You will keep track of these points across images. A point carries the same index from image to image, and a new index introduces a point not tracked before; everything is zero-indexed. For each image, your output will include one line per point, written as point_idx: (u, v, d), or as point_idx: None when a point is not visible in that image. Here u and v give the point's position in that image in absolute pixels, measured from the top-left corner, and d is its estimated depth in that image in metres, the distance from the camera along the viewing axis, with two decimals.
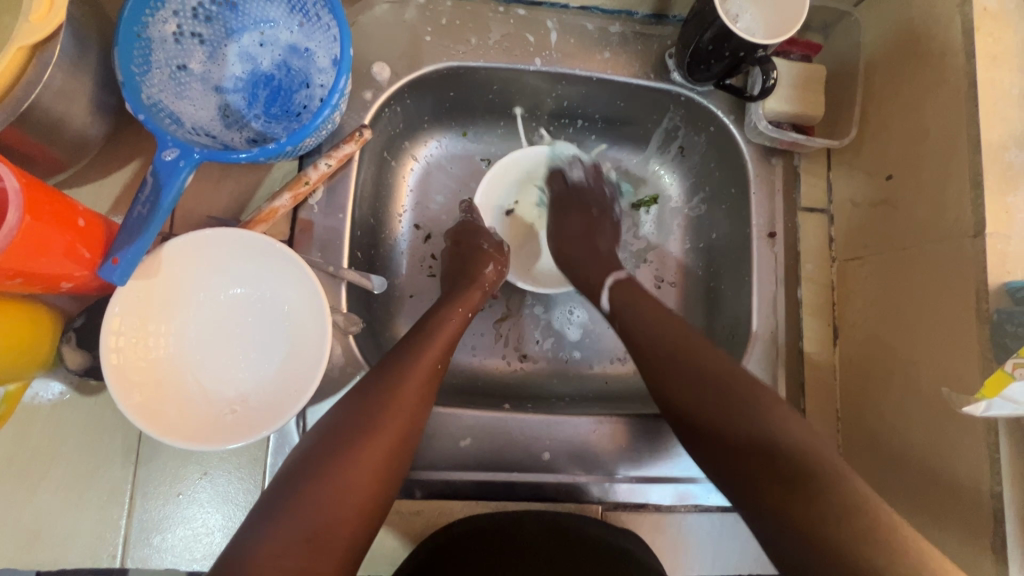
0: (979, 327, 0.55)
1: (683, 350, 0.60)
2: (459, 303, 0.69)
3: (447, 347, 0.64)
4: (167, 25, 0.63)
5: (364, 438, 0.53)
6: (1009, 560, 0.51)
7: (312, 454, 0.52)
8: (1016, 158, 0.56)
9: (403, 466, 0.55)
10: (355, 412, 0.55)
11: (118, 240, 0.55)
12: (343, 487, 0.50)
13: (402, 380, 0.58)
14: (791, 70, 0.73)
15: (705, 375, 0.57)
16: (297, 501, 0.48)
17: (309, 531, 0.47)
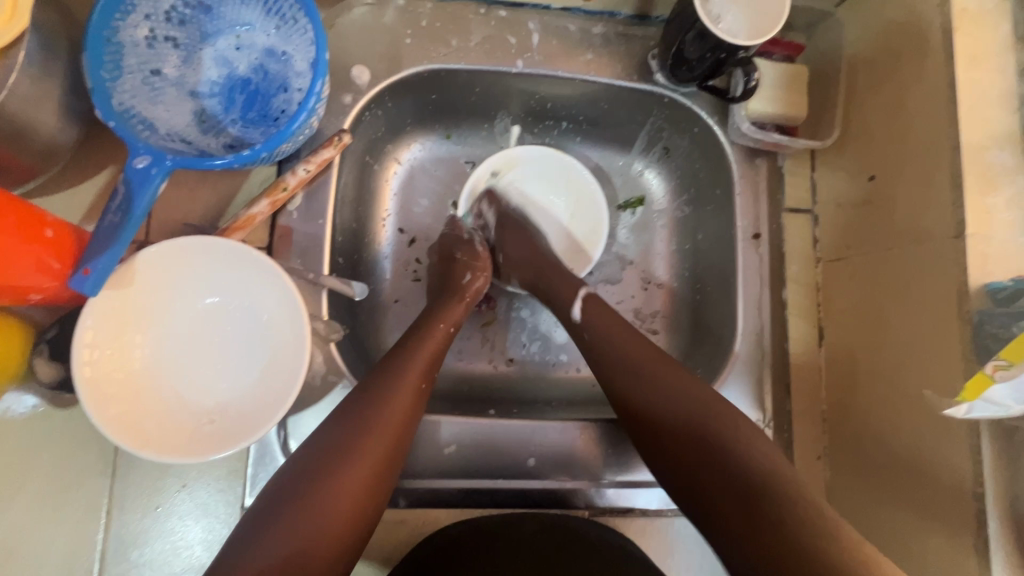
0: (961, 328, 0.55)
1: (654, 379, 0.59)
2: (442, 318, 0.67)
3: (432, 363, 0.63)
4: (139, 29, 0.61)
5: (344, 461, 0.52)
6: (992, 562, 0.51)
7: (291, 479, 0.51)
8: (996, 158, 0.56)
9: (386, 489, 0.54)
10: (336, 434, 0.53)
11: (88, 250, 0.54)
12: (322, 512, 0.49)
13: (386, 400, 0.56)
14: (774, 71, 0.73)
15: (676, 402, 0.57)
16: (272, 531, 0.47)
17: (287, 559, 0.46)
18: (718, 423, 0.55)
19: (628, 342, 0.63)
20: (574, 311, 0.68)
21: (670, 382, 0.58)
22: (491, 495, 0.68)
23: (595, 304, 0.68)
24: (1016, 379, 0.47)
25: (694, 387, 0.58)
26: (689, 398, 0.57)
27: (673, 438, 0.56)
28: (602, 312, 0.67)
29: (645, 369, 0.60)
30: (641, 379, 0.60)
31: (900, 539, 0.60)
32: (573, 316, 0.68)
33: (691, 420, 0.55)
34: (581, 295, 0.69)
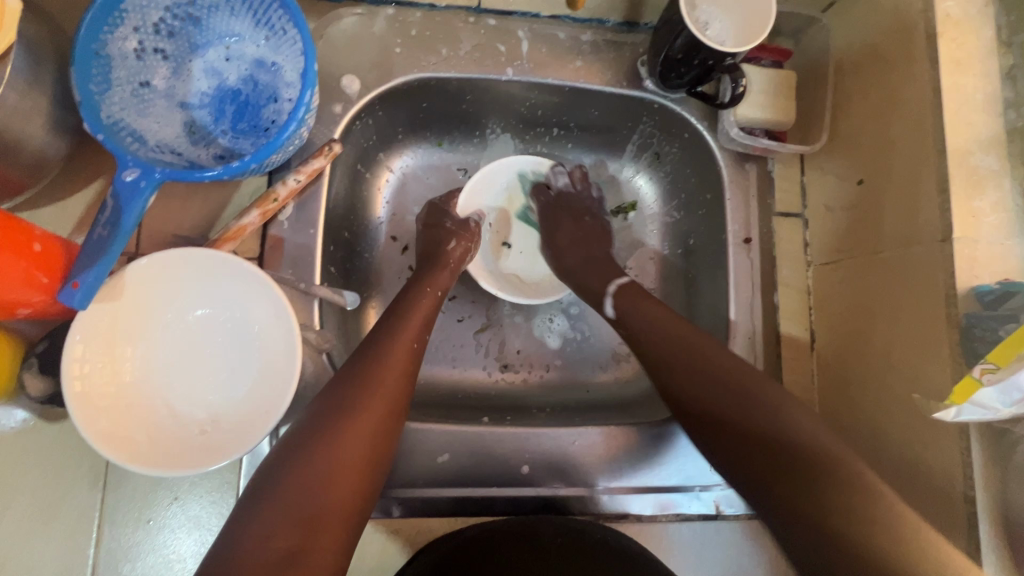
0: (950, 331, 0.55)
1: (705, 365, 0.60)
2: (431, 282, 0.70)
3: (424, 324, 0.65)
4: (127, 41, 0.61)
5: (347, 416, 0.53)
6: (983, 564, 0.51)
7: (295, 440, 0.51)
8: (980, 162, 0.56)
9: (390, 444, 0.55)
10: (334, 397, 0.54)
11: (77, 263, 0.54)
12: (330, 468, 0.50)
13: (383, 359, 0.58)
14: (762, 76, 0.74)
15: (724, 388, 0.58)
16: (284, 484, 0.48)
17: (302, 511, 0.47)
18: (769, 406, 0.55)
19: (671, 324, 0.65)
20: (607, 308, 0.71)
21: (720, 367, 0.59)
22: (484, 503, 0.67)
23: (629, 294, 0.70)
24: (1003, 382, 0.47)
25: (747, 372, 0.59)
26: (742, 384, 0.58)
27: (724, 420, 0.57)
28: (634, 298, 0.70)
29: (698, 355, 0.61)
30: (690, 366, 0.61)
31: None
32: (607, 313, 0.72)
33: (746, 401, 0.56)
34: (610, 291, 0.72)
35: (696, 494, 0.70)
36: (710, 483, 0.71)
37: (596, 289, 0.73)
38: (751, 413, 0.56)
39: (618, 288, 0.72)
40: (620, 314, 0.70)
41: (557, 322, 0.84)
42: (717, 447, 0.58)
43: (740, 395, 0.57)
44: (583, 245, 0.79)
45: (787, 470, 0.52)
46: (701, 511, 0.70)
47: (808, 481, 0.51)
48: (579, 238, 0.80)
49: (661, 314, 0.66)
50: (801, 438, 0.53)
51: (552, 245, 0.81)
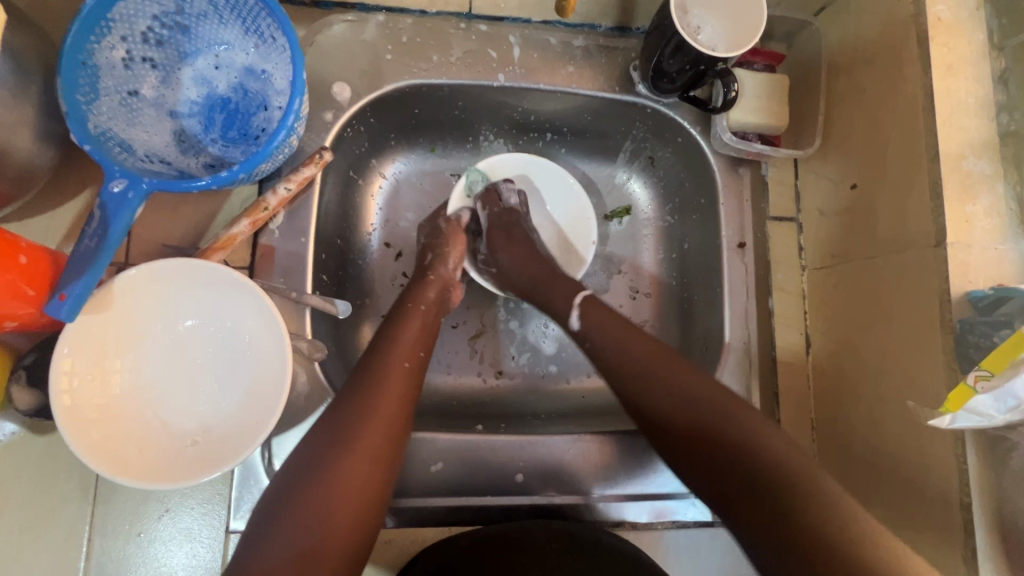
0: (944, 337, 0.54)
1: (668, 382, 0.57)
2: (419, 298, 0.68)
3: (417, 342, 0.63)
4: (115, 51, 0.61)
5: (343, 449, 0.52)
6: (980, 571, 0.51)
7: (293, 475, 0.52)
8: (972, 166, 0.56)
9: (390, 471, 0.54)
10: (328, 427, 0.54)
11: (64, 275, 0.53)
12: (326, 503, 0.50)
13: (378, 385, 0.57)
14: (754, 81, 0.73)
15: (691, 409, 0.55)
16: (281, 524, 0.48)
17: (301, 550, 0.47)
18: (738, 429, 0.53)
19: (636, 342, 0.61)
20: (573, 320, 0.66)
21: (687, 386, 0.56)
22: (479, 512, 0.67)
23: (593, 308, 0.66)
24: (997, 390, 0.46)
25: (719, 392, 0.56)
26: (707, 405, 0.55)
27: (690, 439, 0.55)
28: (599, 312, 0.65)
29: (659, 371, 0.58)
30: (654, 386, 0.58)
31: None
32: (572, 326, 0.66)
33: (713, 426, 0.54)
34: (576, 304, 0.66)
35: (692, 502, 0.70)
36: None
37: (562, 303, 0.67)
38: (717, 435, 0.53)
39: (586, 298, 0.67)
40: (585, 328, 0.65)
41: (552, 328, 0.83)
42: (688, 468, 0.55)
43: (709, 419, 0.54)
44: (538, 258, 0.73)
45: (748, 495, 0.50)
46: (696, 518, 0.70)
47: (777, 510, 0.49)
48: (530, 253, 0.73)
49: (628, 328, 0.63)
50: (769, 463, 0.51)
51: (502, 264, 0.74)
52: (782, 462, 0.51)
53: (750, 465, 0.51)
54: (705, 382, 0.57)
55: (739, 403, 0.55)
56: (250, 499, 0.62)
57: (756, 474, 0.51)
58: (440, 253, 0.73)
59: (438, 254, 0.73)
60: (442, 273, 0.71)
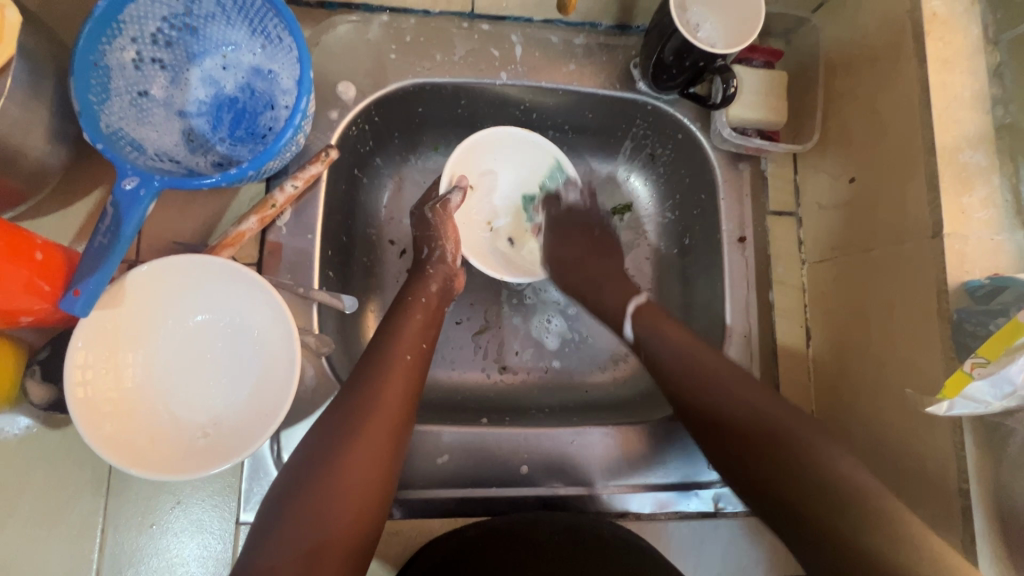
0: (942, 326, 0.55)
1: (737, 400, 0.58)
2: (419, 292, 0.69)
3: (419, 335, 0.65)
4: (126, 52, 0.62)
5: (348, 440, 0.54)
6: (978, 556, 0.51)
7: (298, 468, 0.53)
8: (969, 158, 0.57)
9: (395, 461, 0.56)
10: (333, 420, 0.56)
11: (79, 271, 0.55)
12: (333, 495, 0.51)
13: (382, 377, 0.59)
14: (753, 77, 0.74)
15: (760, 423, 0.56)
16: (288, 515, 0.50)
17: (308, 540, 0.49)
18: (810, 447, 0.53)
19: (700, 357, 0.62)
20: (626, 329, 0.70)
21: (753, 404, 0.57)
22: (485, 504, 0.68)
23: (648, 316, 0.69)
24: (994, 376, 0.47)
25: (788, 410, 0.56)
26: (776, 422, 0.56)
27: (756, 454, 0.55)
28: (651, 329, 0.68)
29: (726, 388, 0.59)
30: (718, 402, 0.59)
31: None
32: (626, 335, 0.70)
33: (783, 442, 0.54)
34: (631, 311, 0.71)
35: (694, 493, 0.71)
36: (709, 481, 0.71)
37: (616, 307, 0.72)
38: (788, 452, 0.53)
39: (639, 306, 0.71)
40: (641, 336, 0.68)
41: (555, 323, 0.85)
42: (749, 485, 0.56)
43: (779, 436, 0.55)
44: (597, 258, 0.78)
45: (818, 513, 0.51)
46: (700, 509, 0.71)
47: (851, 528, 0.49)
48: (593, 251, 0.78)
49: (680, 339, 0.65)
50: (840, 480, 0.51)
51: (559, 261, 0.79)
52: (852, 479, 0.51)
53: (819, 483, 0.51)
54: (772, 400, 0.57)
55: (806, 421, 0.55)
56: (260, 491, 0.63)
57: (827, 494, 0.51)
58: (436, 247, 0.73)
59: (433, 248, 0.73)
60: (440, 266, 0.72)
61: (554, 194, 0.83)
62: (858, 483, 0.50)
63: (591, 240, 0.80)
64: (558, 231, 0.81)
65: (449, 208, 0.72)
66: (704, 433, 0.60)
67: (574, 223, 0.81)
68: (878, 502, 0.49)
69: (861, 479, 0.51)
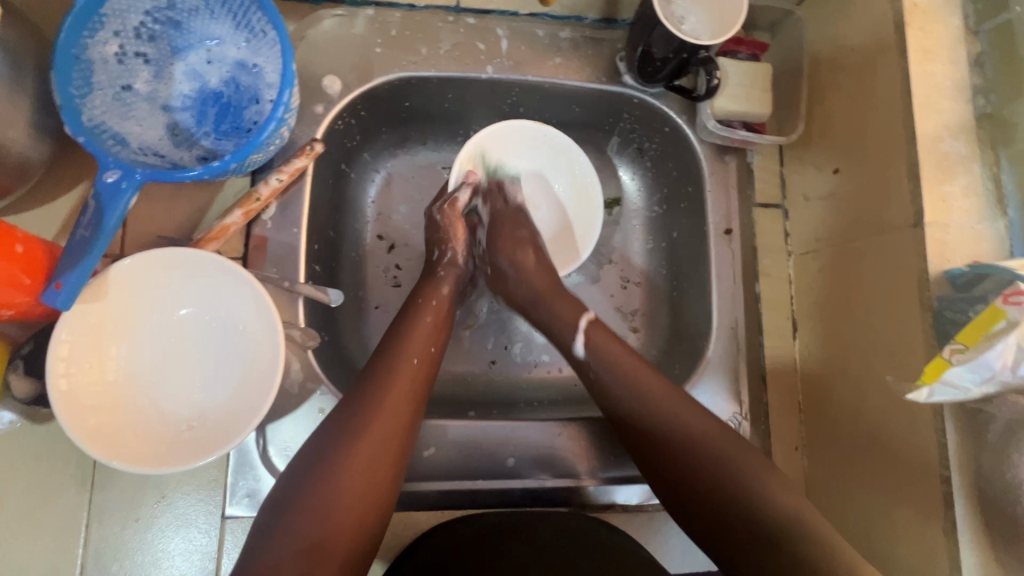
0: (923, 315, 0.55)
1: (676, 425, 0.59)
2: (430, 294, 0.69)
3: (429, 338, 0.65)
4: (108, 45, 0.62)
5: (350, 444, 0.55)
6: (959, 543, 0.51)
7: (301, 470, 0.54)
8: (950, 147, 0.57)
9: (398, 465, 0.57)
10: (337, 423, 0.57)
11: (61, 264, 0.54)
12: (334, 498, 0.52)
13: (387, 382, 0.59)
14: (738, 70, 0.74)
15: (697, 449, 0.57)
16: (290, 517, 0.51)
17: (308, 543, 0.50)
18: (744, 477, 0.55)
19: (643, 378, 0.62)
20: (578, 348, 0.66)
21: (694, 429, 0.58)
22: (469, 497, 0.68)
23: (599, 332, 0.66)
24: (972, 362, 0.48)
25: (727, 437, 0.58)
26: (714, 449, 0.57)
27: (693, 482, 0.57)
28: (603, 346, 0.65)
29: (668, 413, 0.59)
30: (658, 426, 0.59)
31: (873, 520, 0.61)
32: (576, 353, 0.66)
33: (719, 471, 0.56)
34: (582, 327, 0.67)
35: None
36: None
37: (568, 318, 0.68)
38: (720, 483, 0.56)
39: (591, 322, 0.67)
40: (588, 358, 0.65)
41: None
42: (685, 509, 0.58)
43: (711, 465, 0.56)
44: (539, 267, 0.71)
45: (745, 539, 0.54)
46: None
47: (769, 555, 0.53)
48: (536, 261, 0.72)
49: (629, 359, 0.63)
50: (767, 511, 0.54)
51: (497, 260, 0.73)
52: (783, 510, 0.53)
53: (748, 514, 0.54)
54: (713, 427, 0.58)
55: (743, 450, 0.57)
56: (245, 485, 0.63)
57: (753, 525, 0.54)
58: (446, 249, 0.73)
59: (444, 250, 0.73)
60: (453, 268, 0.72)
61: (501, 182, 0.77)
62: (785, 512, 0.53)
63: (530, 241, 0.74)
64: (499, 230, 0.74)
65: (457, 206, 0.73)
66: (645, 457, 0.61)
67: (516, 223, 0.74)
68: (803, 533, 0.52)
69: (791, 506, 0.54)
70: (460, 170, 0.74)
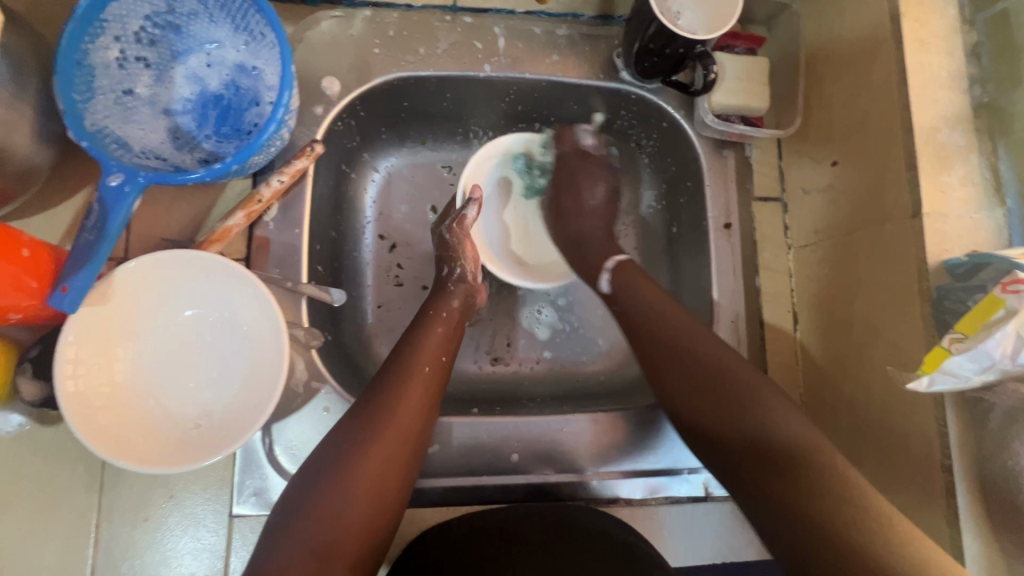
0: (923, 304, 0.56)
1: (698, 353, 0.61)
2: (441, 306, 0.70)
3: (440, 347, 0.66)
4: (109, 50, 0.62)
5: (363, 447, 0.56)
6: (962, 530, 0.52)
7: (312, 472, 0.55)
8: (947, 138, 0.57)
9: (409, 469, 0.58)
10: (348, 427, 0.58)
11: (66, 267, 0.55)
12: (344, 499, 0.53)
13: (400, 388, 0.60)
14: (735, 64, 0.75)
15: (715, 379, 0.59)
16: (300, 518, 0.52)
17: (319, 541, 0.51)
18: (759, 401, 0.56)
19: (668, 316, 0.64)
20: (602, 283, 0.72)
21: (709, 359, 0.60)
22: (474, 493, 0.69)
23: (626, 270, 0.71)
24: (972, 350, 0.48)
25: (741, 366, 0.59)
26: (734, 381, 0.58)
27: (708, 411, 0.58)
28: (632, 281, 0.70)
29: (690, 345, 0.61)
30: (681, 354, 0.62)
31: None
32: (603, 289, 0.72)
33: (729, 394, 0.58)
34: (609, 267, 0.72)
35: (686, 478, 0.71)
36: (698, 466, 0.72)
37: (596, 264, 0.73)
38: (741, 407, 0.56)
39: (618, 263, 0.72)
40: (614, 290, 0.70)
41: (546, 314, 0.85)
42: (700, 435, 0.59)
43: (728, 387, 0.58)
44: (581, 214, 0.78)
45: (765, 463, 0.54)
46: (690, 493, 0.71)
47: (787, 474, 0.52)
48: (576, 210, 0.78)
49: (658, 298, 0.66)
50: (780, 433, 0.54)
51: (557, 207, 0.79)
52: (793, 432, 0.54)
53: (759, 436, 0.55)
54: (728, 357, 0.60)
55: (758, 382, 0.58)
56: (252, 484, 0.63)
57: (769, 452, 0.54)
58: (455, 265, 0.74)
59: (453, 267, 0.74)
60: (462, 283, 0.73)
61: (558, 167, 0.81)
62: (798, 437, 0.54)
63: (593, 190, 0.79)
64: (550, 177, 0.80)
65: (465, 224, 0.74)
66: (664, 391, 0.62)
67: (581, 165, 0.80)
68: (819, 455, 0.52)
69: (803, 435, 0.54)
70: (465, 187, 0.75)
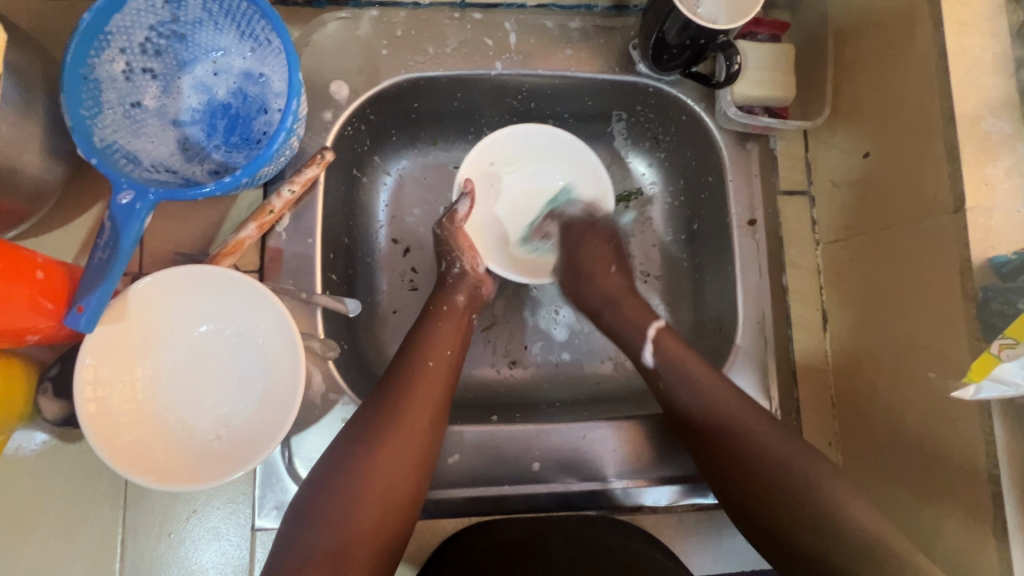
0: (967, 305, 0.53)
1: (763, 448, 0.57)
2: (444, 300, 0.69)
3: (446, 342, 0.65)
4: (115, 64, 0.61)
5: (371, 448, 0.55)
6: (1011, 544, 0.49)
7: (319, 476, 0.55)
8: (993, 126, 0.53)
9: (424, 469, 0.57)
10: (354, 429, 0.57)
11: (81, 287, 0.55)
12: (353, 501, 0.53)
13: (407, 384, 0.59)
14: (758, 52, 0.71)
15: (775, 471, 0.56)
16: (309, 524, 0.52)
17: (330, 546, 0.51)
18: (821, 494, 0.54)
19: (712, 393, 0.61)
20: (646, 354, 0.67)
21: (767, 447, 0.57)
22: (495, 501, 0.68)
23: (669, 339, 0.67)
24: None
25: (793, 446, 0.57)
26: (795, 471, 0.55)
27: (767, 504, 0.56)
28: (678, 355, 0.65)
29: (746, 435, 0.58)
30: (737, 446, 0.58)
31: (910, 516, 0.59)
32: (644, 361, 0.68)
33: (793, 487, 0.55)
34: (650, 336, 0.68)
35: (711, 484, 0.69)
36: None
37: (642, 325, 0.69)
38: (799, 501, 0.54)
39: (659, 329, 0.68)
40: (658, 367, 0.66)
41: (563, 314, 0.83)
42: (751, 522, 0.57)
43: (787, 481, 0.55)
44: (609, 279, 0.74)
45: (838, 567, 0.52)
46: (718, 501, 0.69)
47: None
48: (604, 274, 0.74)
49: (705, 371, 0.63)
50: (848, 531, 0.52)
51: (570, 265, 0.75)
52: (863, 532, 0.52)
53: (826, 531, 0.53)
54: (789, 445, 0.57)
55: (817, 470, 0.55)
56: (272, 497, 0.63)
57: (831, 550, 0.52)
58: (454, 260, 0.72)
59: (451, 261, 0.72)
60: (464, 277, 0.71)
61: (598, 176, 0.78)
62: (862, 531, 0.52)
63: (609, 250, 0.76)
64: (569, 237, 0.77)
65: (456, 219, 0.72)
66: (717, 478, 0.60)
67: (593, 231, 0.77)
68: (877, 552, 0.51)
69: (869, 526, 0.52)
70: (458, 180, 0.73)
